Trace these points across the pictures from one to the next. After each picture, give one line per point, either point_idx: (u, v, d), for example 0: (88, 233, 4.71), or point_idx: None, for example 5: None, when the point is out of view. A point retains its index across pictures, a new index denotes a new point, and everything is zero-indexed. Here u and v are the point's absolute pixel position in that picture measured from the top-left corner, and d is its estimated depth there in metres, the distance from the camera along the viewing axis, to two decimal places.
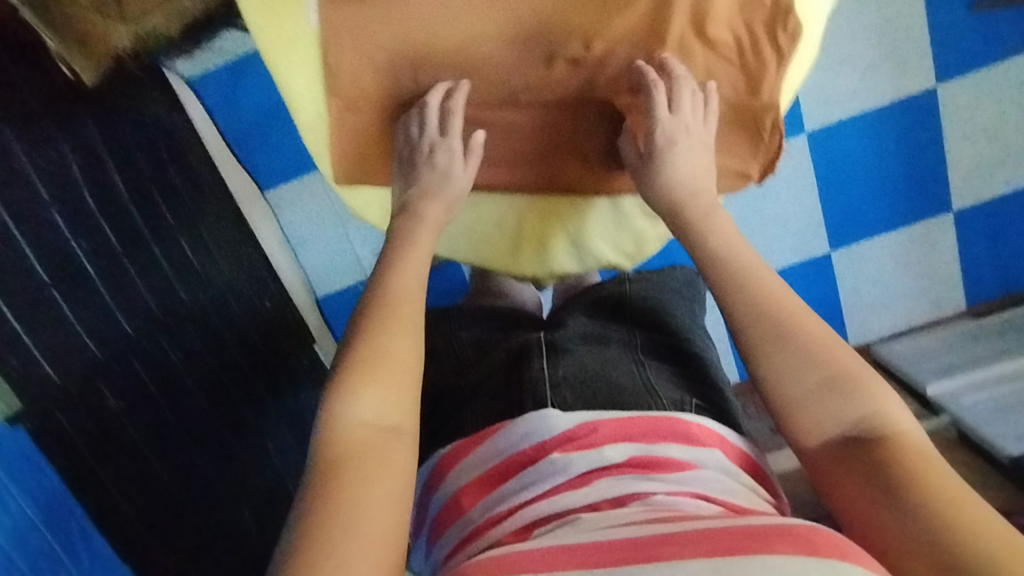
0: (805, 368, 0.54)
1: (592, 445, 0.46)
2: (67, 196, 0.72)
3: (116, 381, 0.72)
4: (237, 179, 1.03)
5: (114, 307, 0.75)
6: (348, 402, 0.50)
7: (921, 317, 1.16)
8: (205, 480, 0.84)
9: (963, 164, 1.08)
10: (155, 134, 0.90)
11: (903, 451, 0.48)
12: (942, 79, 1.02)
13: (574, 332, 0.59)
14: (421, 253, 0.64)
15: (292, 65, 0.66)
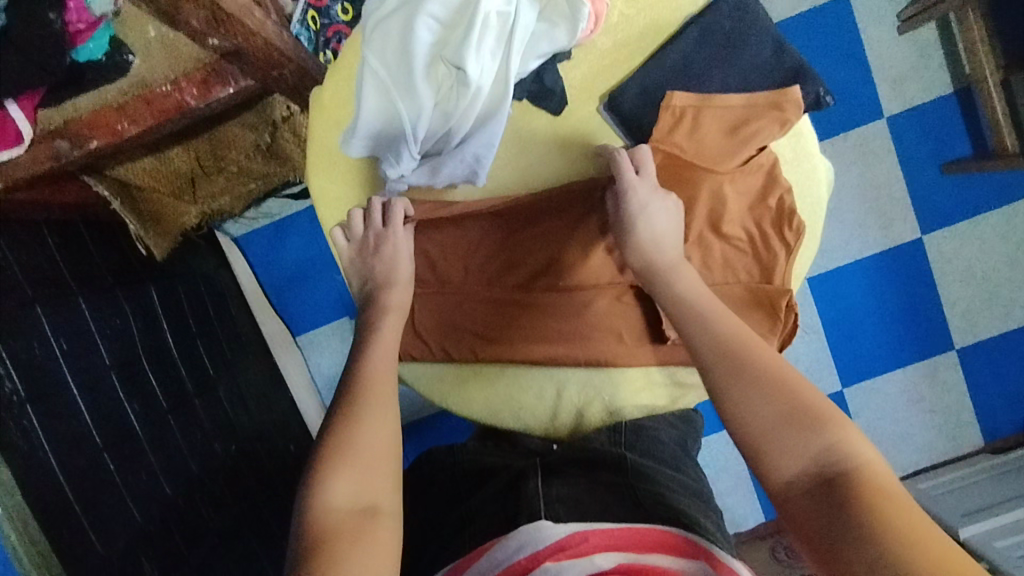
0: (764, 401, 0.52)
1: (583, 554, 0.46)
2: (130, 360, 0.83)
3: (150, 537, 0.74)
4: (273, 326, 1.14)
5: (157, 467, 0.80)
6: (327, 489, 0.53)
7: (945, 454, 1.13)
8: None
9: (956, 304, 1.13)
10: (202, 290, 1.04)
11: (865, 488, 0.46)
12: (926, 230, 1.12)
13: (567, 456, 0.61)
14: (391, 342, 0.66)
15: None
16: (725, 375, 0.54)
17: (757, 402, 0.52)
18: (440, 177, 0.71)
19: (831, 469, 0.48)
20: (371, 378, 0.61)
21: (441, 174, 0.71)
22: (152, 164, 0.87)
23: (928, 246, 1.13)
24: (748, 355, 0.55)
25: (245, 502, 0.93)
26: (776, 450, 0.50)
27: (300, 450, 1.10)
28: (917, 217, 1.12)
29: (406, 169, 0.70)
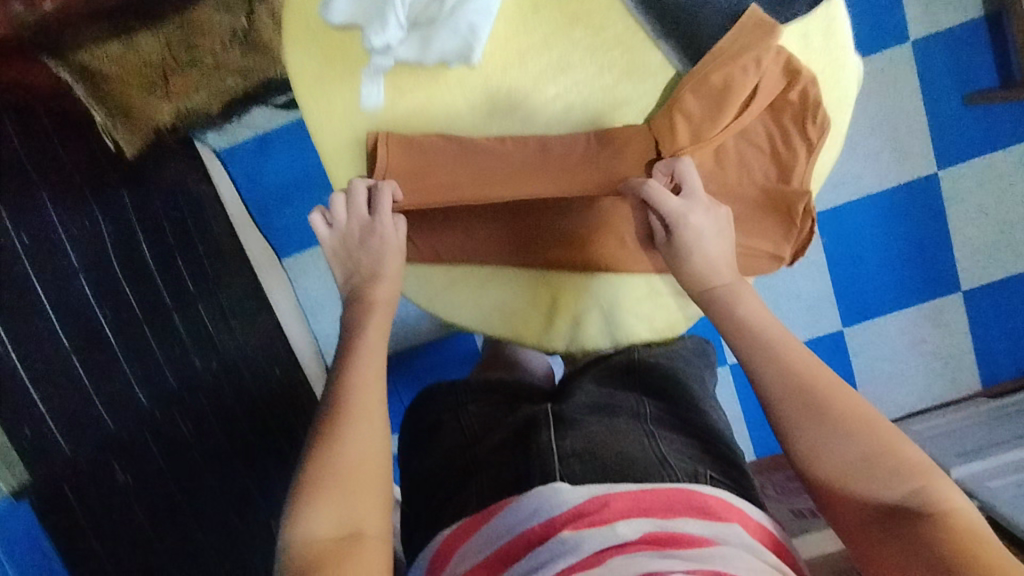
0: (845, 443, 0.49)
1: (605, 521, 0.42)
2: (100, 263, 0.76)
3: (127, 455, 0.71)
4: (256, 245, 1.06)
5: (131, 377, 0.75)
6: (307, 518, 0.49)
7: (940, 395, 1.14)
8: (197, 556, 0.77)
9: (968, 244, 1.09)
10: (181, 202, 0.93)
11: (955, 531, 0.43)
12: (942, 164, 1.06)
13: (581, 403, 0.57)
14: (378, 348, 0.61)
15: (331, 129, 0.70)
16: (790, 407, 0.52)
17: (832, 444, 0.49)
18: (431, 48, 0.66)
19: (918, 508, 0.45)
20: (352, 390, 0.57)
21: (432, 49, 0.66)
22: (118, 49, 0.81)
23: (942, 182, 1.07)
24: (813, 389, 0.52)
25: (228, 426, 0.88)
26: (859, 488, 0.48)
27: (287, 376, 1.05)
28: (934, 149, 1.06)
29: (393, 39, 0.66)
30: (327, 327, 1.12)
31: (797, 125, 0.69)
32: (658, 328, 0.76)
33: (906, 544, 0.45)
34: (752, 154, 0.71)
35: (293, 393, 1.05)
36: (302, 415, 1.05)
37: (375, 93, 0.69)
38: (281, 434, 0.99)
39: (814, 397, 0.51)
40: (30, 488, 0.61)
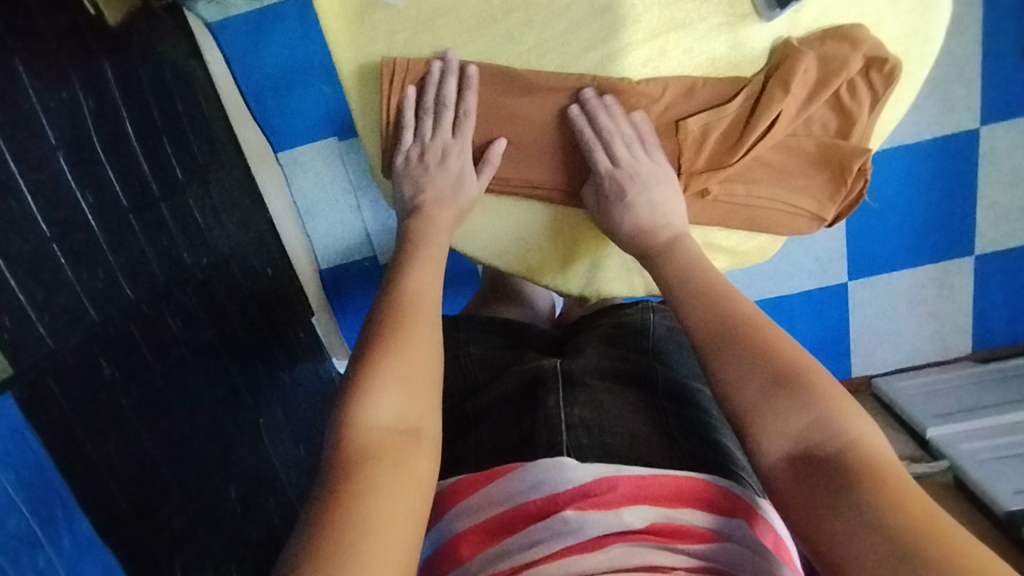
0: (748, 367, 0.49)
1: (610, 506, 0.43)
2: (79, 143, 0.64)
3: (114, 351, 0.64)
4: (249, 135, 0.99)
5: (117, 269, 0.67)
6: (369, 402, 0.47)
7: (930, 356, 1.14)
8: (194, 457, 0.73)
9: (993, 210, 1.04)
10: (169, 77, 0.84)
11: (863, 461, 0.43)
12: (987, 121, 0.97)
13: (587, 368, 0.58)
14: (436, 253, 0.63)
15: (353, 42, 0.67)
16: (715, 342, 0.52)
17: (759, 379, 0.49)
18: None
19: (835, 442, 0.45)
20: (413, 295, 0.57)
21: None
22: None
23: (982, 140, 0.99)
24: (728, 318, 0.53)
25: (220, 324, 0.84)
26: (774, 417, 0.47)
27: (277, 275, 1.01)
28: (982, 105, 0.96)
29: None
30: (324, 231, 1.09)
31: (861, 77, 0.67)
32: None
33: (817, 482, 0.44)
34: (814, 115, 0.68)
35: (284, 295, 1.02)
36: (293, 314, 1.03)
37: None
38: (272, 335, 0.96)
39: (743, 332, 0.51)
40: (14, 381, 0.54)
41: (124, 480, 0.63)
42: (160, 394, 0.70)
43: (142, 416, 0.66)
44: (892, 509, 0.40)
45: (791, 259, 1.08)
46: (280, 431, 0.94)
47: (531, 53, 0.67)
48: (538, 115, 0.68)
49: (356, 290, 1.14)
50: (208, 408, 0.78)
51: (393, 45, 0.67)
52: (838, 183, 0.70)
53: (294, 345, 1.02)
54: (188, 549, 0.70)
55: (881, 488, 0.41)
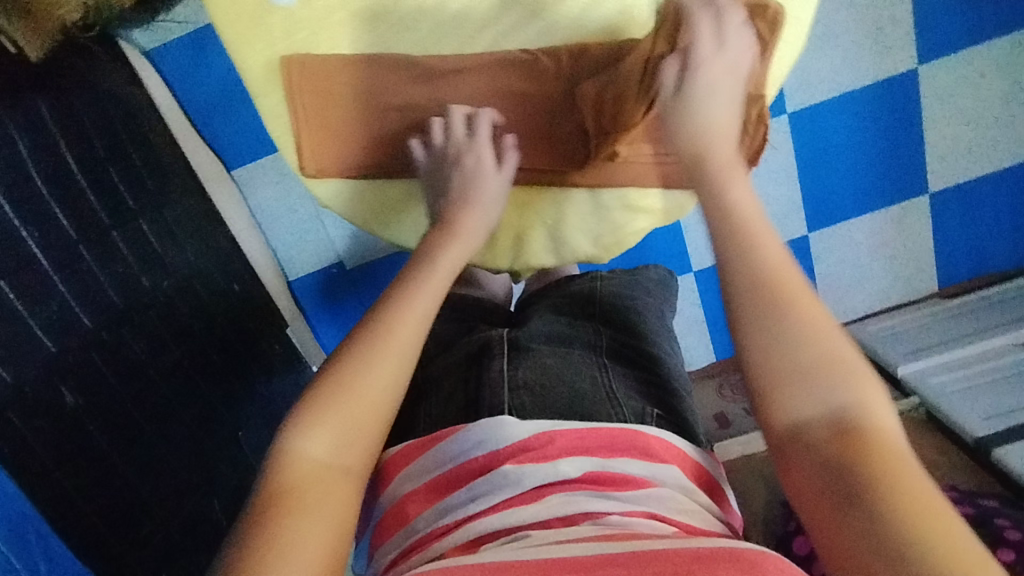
0: (794, 343, 0.46)
1: (547, 458, 0.45)
2: (20, 180, 0.65)
3: (75, 379, 0.66)
4: (201, 157, 1.00)
5: (71, 299, 0.68)
6: (305, 434, 0.47)
7: (898, 298, 1.16)
8: (169, 474, 0.76)
9: (941, 147, 1.05)
10: (110, 107, 0.84)
11: (876, 450, 0.41)
12: (924, 60, 0.99)
13: (537, 332, 0.59)
14: (444, 274, 0.60)
15: (252, 46, 0.69)
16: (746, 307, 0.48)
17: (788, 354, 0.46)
18: None
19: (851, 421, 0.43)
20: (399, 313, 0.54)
21: None
22: None
23: (920, 80, 1.00)
24: (766, 282, 0.49)
25: (190, 343, 0.85)
26: (791, 394, 0.45)
27: (246, 290, 1.02)
28: (916, 45, 0.98)
29: None
30: (287, 244, 1.10)
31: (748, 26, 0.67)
32: (600, 243, 0.82)
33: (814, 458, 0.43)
34: None
35: (254, 308, 1.03)
36: (265, 326, 1.04)
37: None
38: (245, 348, 0.97)
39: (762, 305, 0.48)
40: None
41: (95, 500, 0.65)
42: (128, 415, 0.71)
43: (110, 439, 0.68)
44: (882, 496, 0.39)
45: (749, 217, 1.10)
46: (261, 442, 0.95)
47: (428, 40, 0.69)
48: (444, 95, 0.72)
49: (328, 297, 1.14)
50: (180, 425, 0.79)
51: (293, 45, 0.69)
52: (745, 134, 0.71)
53: (270, 357, 1.03)
54: (168, 563, 0.73)
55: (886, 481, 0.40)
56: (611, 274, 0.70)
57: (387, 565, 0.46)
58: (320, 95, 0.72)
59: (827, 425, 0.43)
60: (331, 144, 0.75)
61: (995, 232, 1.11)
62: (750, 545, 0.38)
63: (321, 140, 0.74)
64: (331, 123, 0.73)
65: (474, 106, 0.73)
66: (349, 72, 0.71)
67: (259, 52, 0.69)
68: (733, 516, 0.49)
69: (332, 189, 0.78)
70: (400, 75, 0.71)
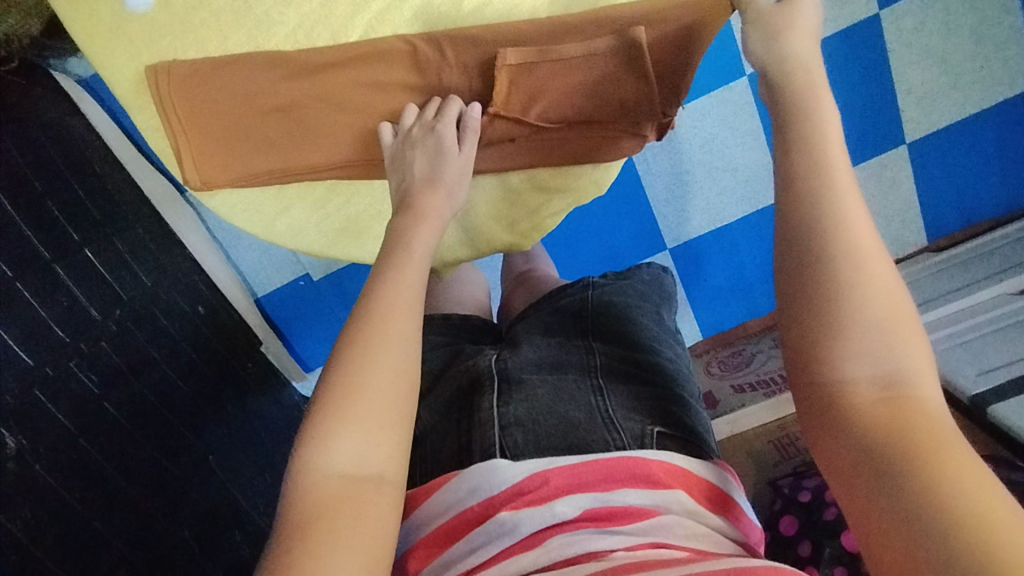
0: (866, 295, 0.43)
1: (544, 500, 0.42)
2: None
3: (13, 418, 0.62)
4: (151, 181, 0.94)
5: (10, 338, 0.64)
6: (323, 448, 0.43)
7: (886, 257, 1.14)
8: (134, 507, 0.72)
9: (914, 93, 1.02)
10: (39, 132, 0.77)
11: (919, 417, 0.40)
12: (884, 4, 0.97)
13: (527, 359, 0.56)
14: (422, 258, 0.55)
15: (116, 55, 0.64)
16: (796, 279, 0.45)
17: (852, 307, 0.42)
18: None
19: (901, 390, 0.41)
20: (390, 309, 0.50)
21: None
22: None
23: (883, 26, 0.98)
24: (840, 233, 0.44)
25: (151, 373, 0.81)
26: (850, 354, 0.42)
27: (211, 312, 0.98)
28: None
29: None
30: (251, 260, 1.05)
31: None
32: (517, 230, 0.81)
33: (856, 439, 0.40)
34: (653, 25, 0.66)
35: (223, 330, 0.99)
36: (236, 347, 1.00)
37: None
38: (215, 372, 0.93)
39: (832, 256, 0.44)
40: None
41: (51, 541, 0.62)
42: (81, 452, 0.68)
43: (64, 478, 0.65)
44: (922, 479, 0.36)
45: None
46: (239, 464, 0.92)
47: (299, 32, 0.65)
48: (337, 92, 0.67)
49: (301, 310, 1.10)
50: (147, 458, 0.76)
51: (157, 53, 0.64)
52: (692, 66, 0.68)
53: (242, 378, 0.99)
54: None
55: (925, 447, 0.38)
56: (604, 280, 0.67)
57: None
58: (196, 100, 0.65)
59: (876, 386, 0.41)
60: (213, 151, 0.68)
61: (980, 179, 1.08)
62: (768, 565, 0.36)
63: (201, 150, 0.68)
64: (213, 129, 0.67)
65: (370, 100, 0.67)
66: (221, 72, 0.65)
67: (123, 64, 0.64)
68: (754, 531, 0.48)
69: (224, 199, 0.73)
70: (283, 71, 0.65)
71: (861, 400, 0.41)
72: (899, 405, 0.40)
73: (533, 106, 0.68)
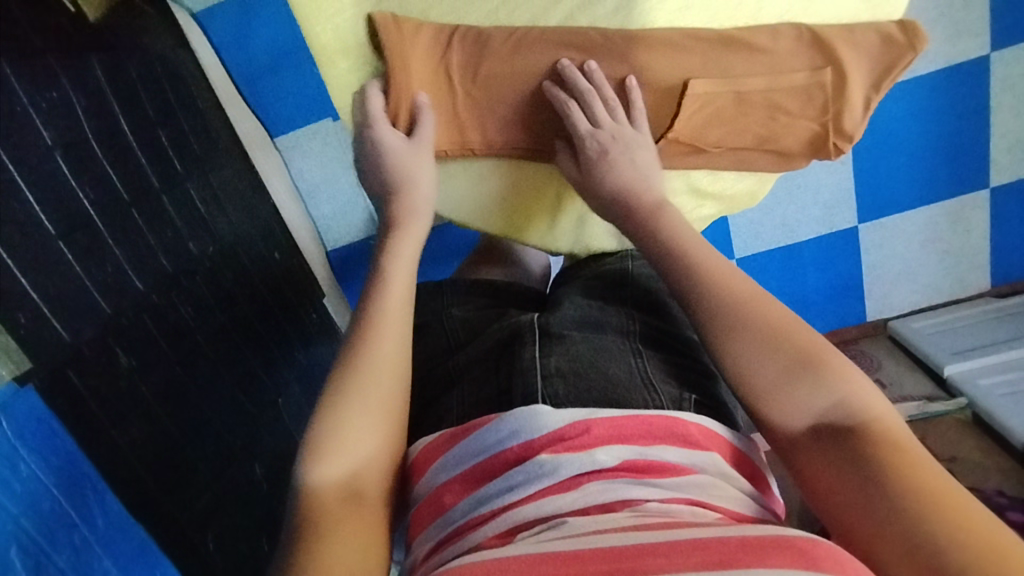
0: (767, 350, 0.50)
1: (585, 447, 0.45)
2: (74, 140, 0.67)
3: (128, 340, 0.68)
4: (244, 121, 1.00)
5: (125, 262, 0.70)
6: (319, 463, 0.48)
7: (947, 295, 1.09)
8: (215, 437, 0.78)
9: (1010, 139, 0.99)
10: (160, 71, 0.84)
11: (879, 444, 0.44)
12: (997, 46, 0.93)
13: (568, 316, 0.60)
14: (410, 258, 0.61)
15: (317, 11, 0.65)
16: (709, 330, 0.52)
17: (757, 374, 0.50)
18: None
19: (842, 423, 0.46)
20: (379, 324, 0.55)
21: None
22: None
23: (992, 67, 0.95)
24: (736, 300, 0.52)
25: (231, 308, 0.87)
26: (783, 405, 0.48)
27: (286, 259, 1.03)
28: (991, 28, 0.92)
29: None
30: (327, 213, 1.11)
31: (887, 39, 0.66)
32: None
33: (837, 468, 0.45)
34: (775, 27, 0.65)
35: (295, 278, 1.04)
36: (303, 297, 1.05)
37: None
38: (285, 317, 0.99)
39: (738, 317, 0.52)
40: (35, 373, 0.59)
41: (146, 455, 0.68)
42: (176, 378, 0.74)
43: (162, 401, 0.71)
44: (899, 481, 0.42)
45: (810, 219, 1.05)
46: (300, 408, 0.98)
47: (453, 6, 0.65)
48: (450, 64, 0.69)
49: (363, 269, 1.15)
50: (225, 390, 0.82)
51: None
52: (875, 64, 0.67)
53: (307, 328, 1.04)
54: (217, 521, 0.77)
55: (898, 471, 0.42)
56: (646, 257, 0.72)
57: (429, 551, 0.47)
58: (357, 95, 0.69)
59: (820, 429, 0.47)
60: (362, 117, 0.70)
61: None
62: (798, 532, 0.38)
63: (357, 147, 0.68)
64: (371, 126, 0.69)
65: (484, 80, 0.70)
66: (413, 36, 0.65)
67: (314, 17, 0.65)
68: (774, 499, 0.51)
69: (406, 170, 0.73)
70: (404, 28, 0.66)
71: (812, 445, 0.47)
72: (848, 431, 0.45)
73: (709, 128, 0.68)
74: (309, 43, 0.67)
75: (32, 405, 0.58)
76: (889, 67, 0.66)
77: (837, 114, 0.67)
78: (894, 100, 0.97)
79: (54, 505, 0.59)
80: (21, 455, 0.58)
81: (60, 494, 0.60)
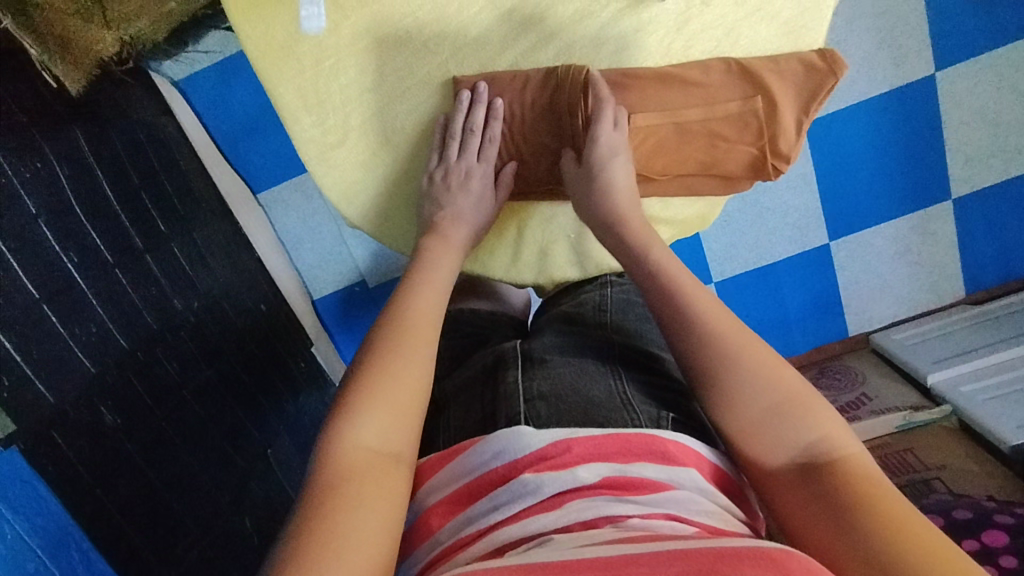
0: (759, 385, 0.50)
1: (566, 465, 0.46)
2: (58, 207, 0.69)
3: (113, 398, 0.69)
4: (226, 179, 1.03)
5: (109, 321, 0.72)
6: (355, 426, 0.48)
7: (922, 306, 1.12)
8: (203, 491, 0.78)
9: (963, 151, 1.03)
10: (143, 136, 0.87)
11: (852, 478, 0.45)
12: (940, 66, 0.98)
13: (548, 346, 0.61)
14: (442, 275, 0.65)
15: (282, 75, 0.69)
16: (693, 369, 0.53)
17: (744, 409, 0.50)
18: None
19: (821, 456, 0.47)
20: (412, 316, 0.58)
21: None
22: None
23: (938, 85, 0.99)
24: (723, 342, 0.53)
25: (217, 362, 0.87)
26: (765, 441, 0.49)
27: (272, 310, 1.04)
28: (932, 49, 0.97)
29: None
30: (312, 262, 1.11)
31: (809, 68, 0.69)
32: None
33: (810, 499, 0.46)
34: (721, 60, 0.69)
35: (282, 328, 1.05)
36: (291, 347, 1.06)
37: (316, 18, 0.66)
38: (272, 368, 1.00)
39: (727, 353, 0.52)
40: (20, 435, 0.59)
41: (132, 512, 0.68)
42: (162, 434, 0.74)
43: (148, 457, 0.71)
44: (871, 517, 0.42)
45: (782, 237, 1.08)
46: (290, 458, 0.98)
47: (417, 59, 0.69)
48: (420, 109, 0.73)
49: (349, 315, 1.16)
50: (212, 444, 0.82)
51: (278, 57, 0.68)
52: (802, 90, 0.69)
53: (295, 377, 1.05)
54: None
55: (871, 507, 0.43)
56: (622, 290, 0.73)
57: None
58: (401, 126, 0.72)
59: (801, 463, 0.47)
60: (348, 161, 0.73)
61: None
62: (773, 544, 0.39)
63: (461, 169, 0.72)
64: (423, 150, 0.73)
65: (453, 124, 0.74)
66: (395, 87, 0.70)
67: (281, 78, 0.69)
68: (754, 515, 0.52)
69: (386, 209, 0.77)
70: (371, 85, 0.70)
71: (790, 479, 0.47)
72: (827, 466, 0.46)
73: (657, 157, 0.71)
74: (276, 103, 0.70)
75: (15, 466, 0.58)
76: (813, 94, 0.69)
77: (773, 137, 0.70)
78: (846, 121, 1.02)
79: (37, 567, 0.59)
80: (4, 517, 0.57)
81: (44, 556, 0.60)
